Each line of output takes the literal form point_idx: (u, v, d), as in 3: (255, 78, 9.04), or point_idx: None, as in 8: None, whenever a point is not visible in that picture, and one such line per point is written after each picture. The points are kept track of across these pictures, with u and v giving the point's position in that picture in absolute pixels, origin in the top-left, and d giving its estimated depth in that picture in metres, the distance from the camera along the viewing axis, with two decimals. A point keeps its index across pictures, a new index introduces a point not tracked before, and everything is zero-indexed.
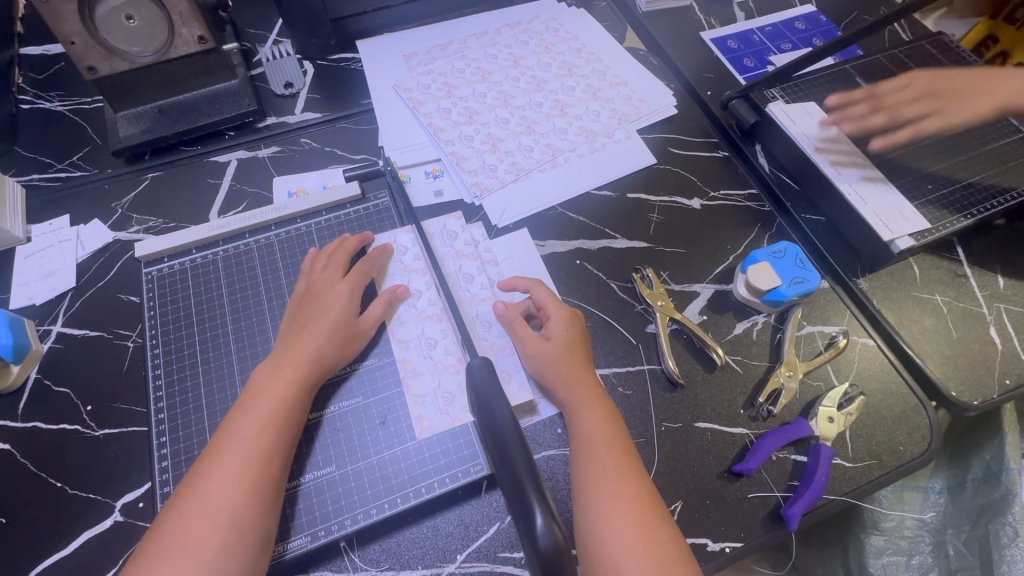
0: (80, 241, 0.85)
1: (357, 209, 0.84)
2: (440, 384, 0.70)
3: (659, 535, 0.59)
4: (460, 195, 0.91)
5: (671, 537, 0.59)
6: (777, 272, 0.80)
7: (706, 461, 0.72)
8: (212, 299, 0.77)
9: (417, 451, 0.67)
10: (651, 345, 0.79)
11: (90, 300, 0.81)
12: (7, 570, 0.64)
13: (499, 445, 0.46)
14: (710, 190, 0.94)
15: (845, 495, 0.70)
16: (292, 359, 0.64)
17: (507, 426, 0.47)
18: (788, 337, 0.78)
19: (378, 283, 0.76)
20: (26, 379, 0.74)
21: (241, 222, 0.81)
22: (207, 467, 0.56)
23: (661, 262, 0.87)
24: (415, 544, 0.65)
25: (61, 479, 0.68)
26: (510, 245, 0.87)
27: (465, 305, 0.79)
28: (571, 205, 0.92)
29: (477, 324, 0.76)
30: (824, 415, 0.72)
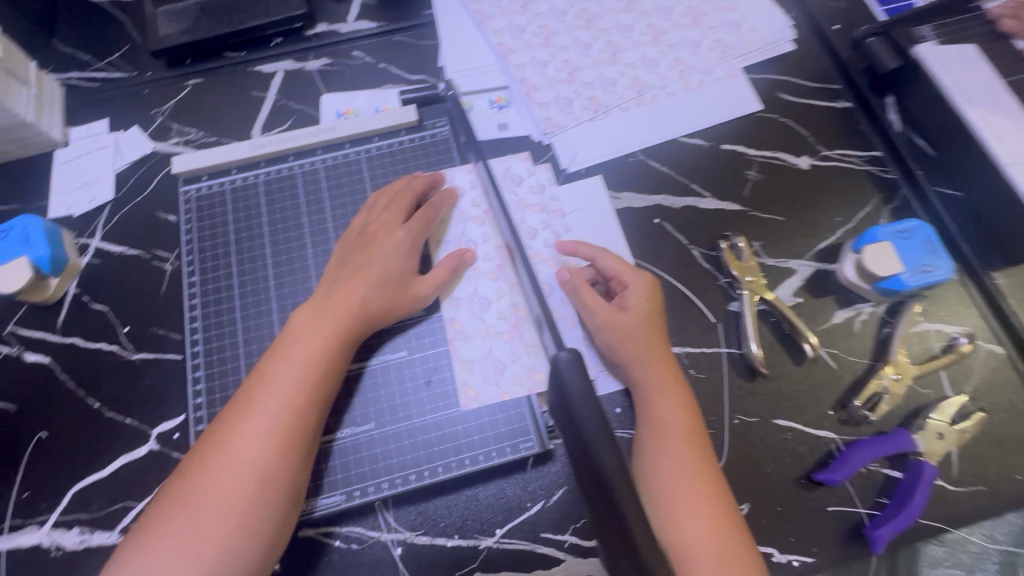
0: (119, 150, 0.79)
1: (412, 139, 0.75)
2: (491, 350, 0.63)
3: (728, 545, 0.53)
4: (528, 131, 0.80)
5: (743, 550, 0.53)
6: (901, 256, 0.67)
7: (782, 464, 0.63)
8: (252, 227, 0.70)
9: (463, 419, 0.62)
10: (732, 325, 0.69)
11: (128, 215, 0.76)
12: (48, 483, 0.63)
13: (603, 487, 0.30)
14: (824, 148, 0.79)
15: (942, 522, 0.61)
16: (336, 308, 0.57)
17: (620, 485, 0.30)
18: (900, 334, 0.66)
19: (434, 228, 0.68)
20: (66, 293, 0.72)
21: (285, 142, 0.73)
22: (235, 417, 0.52)
23: (754, 229, 0.74)
24: (453, 513, 0.60)
25: (99, 400, 0.66)
26: (580, 194, 0.76)
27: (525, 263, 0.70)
28: (654, 152, 0.79)
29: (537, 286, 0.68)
30: (932, 430, 0.62)
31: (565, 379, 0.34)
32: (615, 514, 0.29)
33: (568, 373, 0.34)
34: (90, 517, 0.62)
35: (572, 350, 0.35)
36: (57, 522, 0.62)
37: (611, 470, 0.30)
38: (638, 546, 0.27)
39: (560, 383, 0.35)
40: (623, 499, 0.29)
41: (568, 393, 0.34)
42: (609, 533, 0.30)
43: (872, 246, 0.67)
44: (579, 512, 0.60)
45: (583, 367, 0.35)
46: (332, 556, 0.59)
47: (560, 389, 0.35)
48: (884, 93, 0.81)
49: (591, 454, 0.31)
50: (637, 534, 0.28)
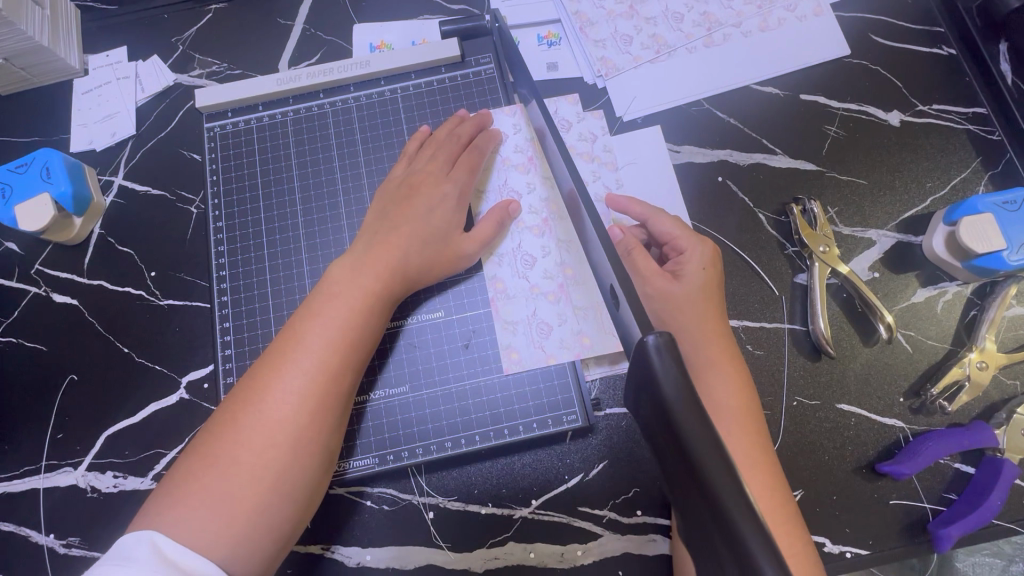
0: (141, 81, 0.74)
1: (454, 76, 0.67)
2: (536, 312, 0.58)
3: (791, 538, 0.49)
4: (580, 72, 0.71)
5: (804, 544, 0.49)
6: (1004, 230, 0.58)
7: (843, 452, 0.58)
8: (280, 171, 0.65)
9: (502, 386, 0.58)
10: (797, 300, 0.63)
11: (151, 153, 0.71)
12: (81, 426, 0.63)
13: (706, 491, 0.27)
14: (921, 102, 0.69)
15: (1014, 523, 0.56)
16: (374, 262, 0.53)
17: (733, 500, 0.26)
18: (990, 319, 0.59)
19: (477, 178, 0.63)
20: (91, 233, 0.69)
21: (314, 76, 0.66)
22: (267, 374, 0.49)
23: (831, 192, 0.66)
24: (488, 480, 0.58)
25: (128, 345, 0.65)
26: (636, 145, 0.68)
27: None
28: (722, 101, 0.70)
29: None
30: (1017, 425, 0.57)
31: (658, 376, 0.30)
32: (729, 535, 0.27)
33: (661, 366, 0.30)
34: (123, 462, 0.61)
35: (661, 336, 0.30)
36: (91, 464, 0.61)
37: (722, 485, 0.27)
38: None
39: (650, 375, 0.31)
40: (741, 524, 0.26)
41: (659, 386, 0.30)
42: (720, 544, 0.27)
43: (971, 217, 0.59)
44: (620, 488, 0.57)
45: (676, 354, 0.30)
46: (364, 516, 0.58)
47: (649, 380, 0.31)
48: (998, 38, 0.69)
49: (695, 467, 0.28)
50: (754, 552, 0.25)
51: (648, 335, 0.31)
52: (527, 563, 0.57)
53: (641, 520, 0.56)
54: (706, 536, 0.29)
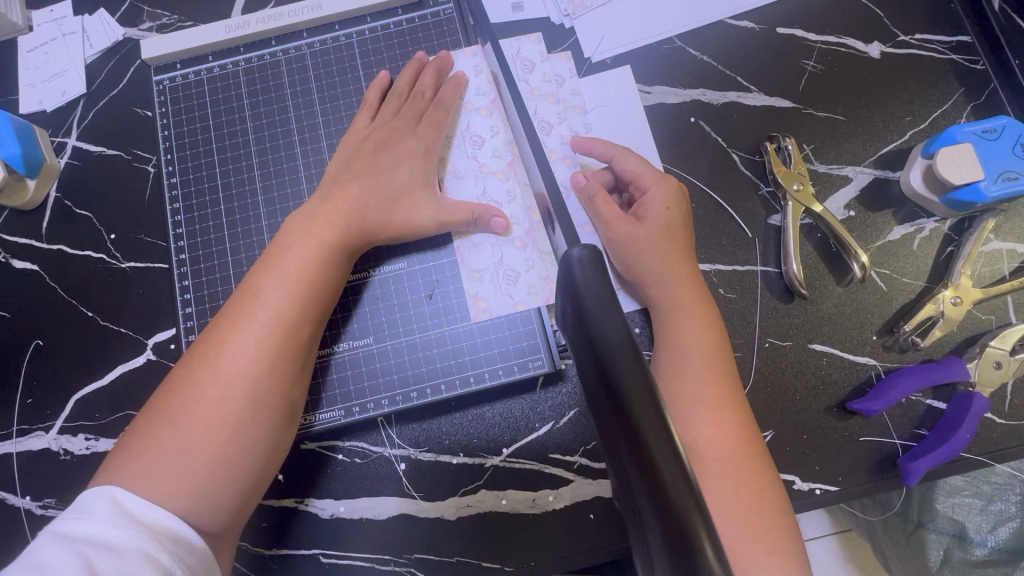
0: (88, 37, 0.70)
1: (412, 18, 0.64)
2: (503, 259, 0.57)
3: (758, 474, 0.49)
4: (546, 11, 0.68)
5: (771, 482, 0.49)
6: (981, 161, 0.57)
7: (815, 392, 0.58)
8: (234, 124, 0.63)
9: (468, 334, 0.58)
10: (771, 241, 0.61)
11: (103, 111, 0.69)
12: (49, 390, 0.62)
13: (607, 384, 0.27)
14: (902, 32, 0.66)
15: (985, 455, 0.56)
16: (333, 211, 0.52)
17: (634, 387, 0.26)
18: (967, 253, 0.58)
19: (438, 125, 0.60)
20: (47, 197, 0.67)
21: (265, 23, 0.63)
22: (224, 328, 0.47)
23: (807, 130, 0.64)
24: (457, 430, 0.58)
25: (92, 309, 0.64)
26: (604, 87, 0.65)
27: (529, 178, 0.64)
28: (694, 38, 0.67)
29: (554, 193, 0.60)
30: (990, 358, 0.56)
31: (583, 295, 0.30)
32: (643, 470, 0.25)
33: (583, 276, 0.31)
34: (94, 425, 0.61)
35: (586, 249, 0.32)
36: (62, 428, 0.61)
37: (644, 418, 0.25)
38: (670, 506, 0.24)
39: (576, 293, 0.31)
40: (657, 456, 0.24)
41: (581, 298, 0.31)
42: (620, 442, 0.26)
43: (948, 149, 0.57)
44: (590, 434, 0.57)
45: (599, 268, 0.32)
46: (336, 470, 0.58)
47: (576, 302, 0.31)
48: None
49: (618, 398, 0.26)
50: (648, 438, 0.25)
51: (575, 252, 0.32)
52: (499, 509, 0.57)
53: None
54: (624, 476, 0.27)
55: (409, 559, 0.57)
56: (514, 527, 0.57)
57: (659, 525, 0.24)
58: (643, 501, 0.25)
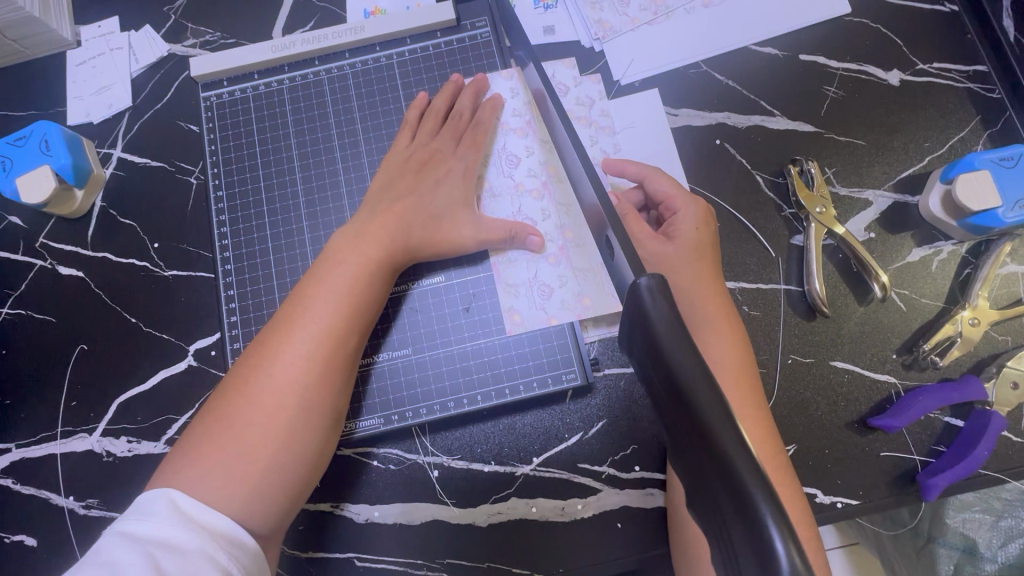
0: (134, 52, 0.73)
1: (450, 41, 0.67)
2: (538, 275, 0.59)
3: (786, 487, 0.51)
4: (577, 35, 0.70)
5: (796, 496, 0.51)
6: (999, 187, 0.59)
7: (836, 408, 0.60)
8: (278, 140, 0.66)
9: (503, 346, 0.60)
10: (794, 261, 0.64)
11: (148, 124, 0.71)
12: (93, 393, 0.64)
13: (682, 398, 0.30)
14: (920, 61, 0.68)
15: (1002, 472, 0.58)
16: (380, 228, 0.54)
17: (708, 403, 0.29)
18: (984, 276, 0.60)
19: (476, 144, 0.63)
20: (93, 205, 0.69)
21: (309, 43, 0.66)
22: (277, 339, 0.50)
23: (829, 154, 0.66)
24: (490, 439, 0.60)
25: (136, 315, 0.66)
26: (634, 109, 0.68)
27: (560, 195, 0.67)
28: (720, 63, 0.69)
29: None
30: (1006, 378, 0.58)
31: (653, 321, 0.32)
32: (726, 480, 0.27)
33: (651, 301, 0.33)
34: (136, 427, 0.63)
35: (652, 276, 0.33)
36: (106, 430, 0.63)
37: (723, 433, 0.28)
38: (752, 512, 0.26)
39: (644, 317, 0.33)
40: (745, 480, 0.27)
41: (649, 322, 0.33)
42: (702, 455, 0.29)
43: (966, 175, 0.59)
44: (619, 445, 0.59)
45: (667, 292, 0.33)
46: (371, 476, 0.60)
47: (644, 326, 0.33)
48: None
49: (699, 421, 0.29)
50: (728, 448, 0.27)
51: (641, 278, 0.34)
52: (530, 517, 0.59)
53: (639, 475, 0.58)
54: (704, 484, 0.29)
55: (441, 563, 0.58)
56: (543, 534, 0.58)
57: (744, 531, 0.26)
58: (728, 507, 0.27)
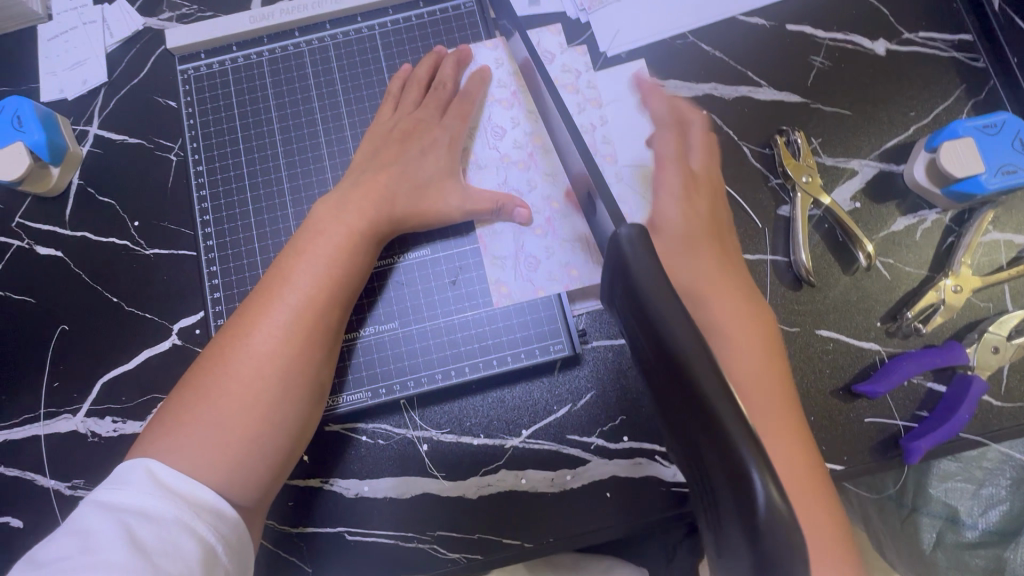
0: (108, 26, 0.71)
1: (433, 12, 0.66)
2: (524, 247, 0.59)
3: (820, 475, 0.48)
4: (562, 6, 0.69)
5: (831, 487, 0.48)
6: (982, 155, 0.59)
7: (821, 375, 0.60)
8: (259, 114, 0.64)
9: (490, 319, 0.59)
10: (780, 231, 0.64)
11: (124, 100, 0.69)
12: (76, 373, 0.63)
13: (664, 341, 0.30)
14: (907, 30, 0.68)
15: (982, 436, 0.59)
16: (362, 199, 0.54)
17: (687, 341, 0.29)
18: (967, 244, 0.61)
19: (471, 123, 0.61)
20: (69, 184, 0.68)
21: (289, 14, 0.65)
22: (256, 309, 0.49)
23: (815, 124, 0.66)
24: (479, 412, 0.60)
25: (117, 294, 0.65)
26: (621, 80, 0.67)
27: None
28: (707, 34, 0.69)
29: None
30: (988, 343, 0.59)
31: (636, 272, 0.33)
32: (704, 420, 0.28)
33: (632, 251, 0.34)
34: (121, 408, 0.62)
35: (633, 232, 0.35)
36: (90, 411, 0.62)
37: (702, 370, 0.28)
38: (731, 449, 0.26)
39: (626, 266, 0.34)
40: (726, 418, 0.27)
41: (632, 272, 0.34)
42: (681, 397, 0.29)
43: (950, 143, 0.59)
44: (607, 416, 0.59)
45: (647, 244, 0.34)
46: (359, 451, 0.59)
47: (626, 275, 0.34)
48: None
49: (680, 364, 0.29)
50: (707, 385, 0.28)
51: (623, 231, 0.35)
52: (519, 488, 0.59)
53: (628, 445, 0.58)
54: (685, 429, 0.30)
55: (431, 536, 0.58)
56: (532, 505, 0.59)
57: (723, 469, 0.27)
58: (708, 448, 0.28)
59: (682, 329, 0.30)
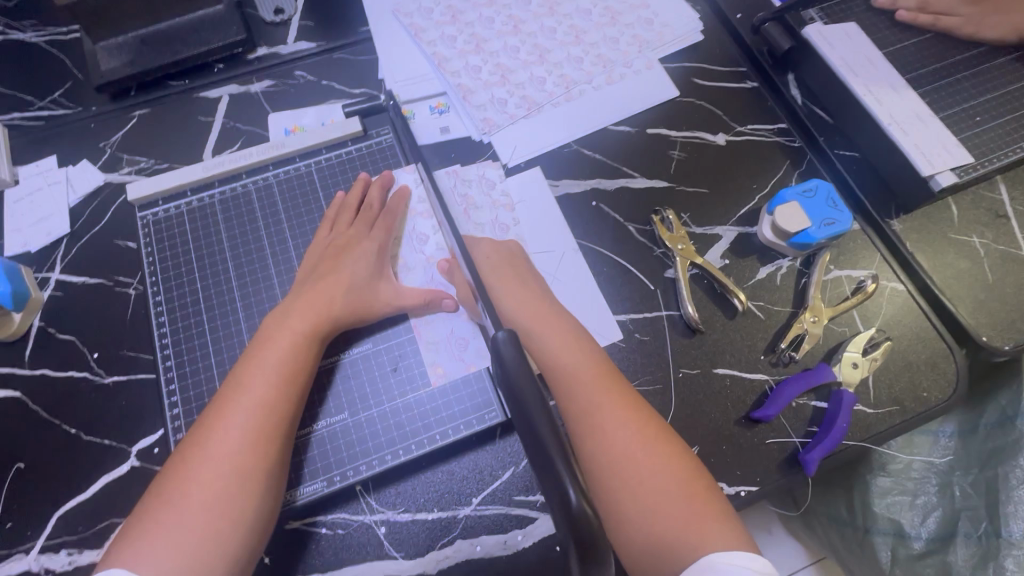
0: (71, 184, 0.81)
1: (360, 147, 0.80)
2: (454, 330, 0.69)
3: (692, 484, 0.55)
4: (468, 132, 0.85)
5: (711, 485, 0.56)
6: (807, 212, 0.75)
7: (724, 408, 0.70)
8: (212, 245, 0.74)
9: (431, 398, 0.67)
10: (670, 290, 0.76)
11: (85, 246, 0.77)
12: (31, 509, 0.65)
13: (513, 396, 0.37)
14: (737, 125, 0.87)
15: (864, 440, 0.69)
16: (306, 308, 0.63)
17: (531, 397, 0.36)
18: (814, 282, 0.75)
19: (398, 233, 0.73)
20: (30, 326, 0.73)
21: (237, 160, 0.77)
22: (215, 417, 0.56)
23: (682, 202, 0.82)
24: (430, 488, 0.65)
25: (75, 425, 0.68)
26: (523, 185, 0.82)
27: None
28: (587, 142, 0.85)
29: None
30: (848, 361, 0.70)
31: (509, 366, 0.37)
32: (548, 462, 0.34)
33: (508, 354, 0.38)
34: (77, 538, 0.64)
35: (508, 332, 0.39)
36: (45, 547, 0.63)
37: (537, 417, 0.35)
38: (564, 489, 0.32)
39: (505, 369, 0.38)
40: (551, 448, 0.34)
41: (508, 371, 0.38)
42: (530, 451, 0.36)
43: (782, 207, 0.75)
44: None
45: (519, 345, 0.39)
46: (320, 543, 0.62)
47: (505, 374, 0.38)
48: (787, 70, 0.89)
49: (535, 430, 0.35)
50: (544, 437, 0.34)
51: (500, 334, 0.39)
52: (475, 556, 0.63)
53: None
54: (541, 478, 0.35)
55: None
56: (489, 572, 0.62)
57: (559, 501, 0.32)
58: (551, 489, 0.33)
59: (531, 394, 0.36)
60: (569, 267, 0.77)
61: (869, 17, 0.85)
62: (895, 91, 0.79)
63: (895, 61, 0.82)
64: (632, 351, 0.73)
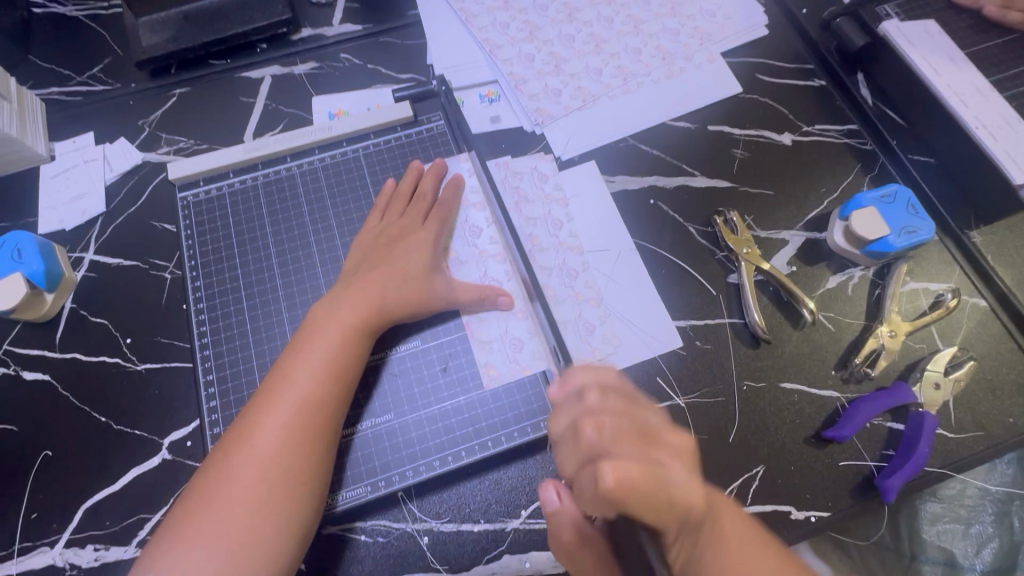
0: (108, 162, 0.78)
1: (408, 134, 0.76)
2: (509, 330, 0.64)
3: None
4: (520, 122, 0.81)
5: None
6: (885, 219, 0.70)
7: (792, 426, 0.65)
8: (254, 230, 0.71)
9: (481, 402, 0.63)
10: (733, 297, 0.71)
11: (121, 227, 0.74)
12: (57, 500, 0.62)
13: None
14: (805, 125, 0.82)
15: (944, 467, 0.64)
16: (356, 299, 0.59)
17: None
18: (891, 293, 0.69)
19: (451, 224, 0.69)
20: (62, 308, 0.70)
21: (282, 142, 0.73)
22: (257, 412, 0.53)
23: (745, 204, 0.77)
24: (477, 497, 0.61)
25: (106, 414, 0.65)
26: (578, 180, 0.77)
27: (543, 269, 0.71)
28: (645, 137, 0.81)
29: (557, 271, 0.71)
30: (929, 381, 0.65)
31: None
32: None
33: None
34: (105, 533, 0.60)
35: None
36: (70, 541, 0.60)
37: None
38: None
39: None
40: None
41: None
42: None
43: (858, 213, 0.69)
44: None
45: None
46: (359, 551, 0.59)
47: None
48: (856, 70, 0.85)
49: None
50: None
51: None
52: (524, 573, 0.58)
53: None
54: None
55: None
56: None
57: None
58: None
59: None
60: (626, 268, 0.73)
61: (951, 14, 0.80)
62: (981, 93, 0.73)
63: (980, 61, 0.76)
64: (692, 360, 0.68)
